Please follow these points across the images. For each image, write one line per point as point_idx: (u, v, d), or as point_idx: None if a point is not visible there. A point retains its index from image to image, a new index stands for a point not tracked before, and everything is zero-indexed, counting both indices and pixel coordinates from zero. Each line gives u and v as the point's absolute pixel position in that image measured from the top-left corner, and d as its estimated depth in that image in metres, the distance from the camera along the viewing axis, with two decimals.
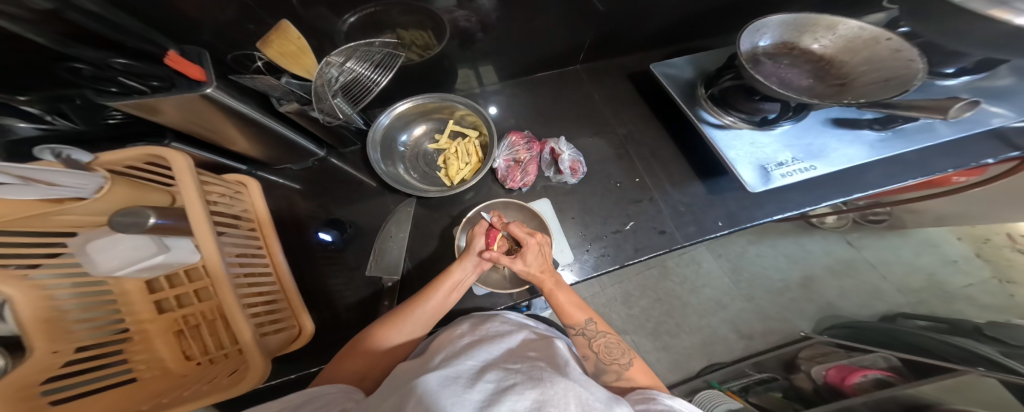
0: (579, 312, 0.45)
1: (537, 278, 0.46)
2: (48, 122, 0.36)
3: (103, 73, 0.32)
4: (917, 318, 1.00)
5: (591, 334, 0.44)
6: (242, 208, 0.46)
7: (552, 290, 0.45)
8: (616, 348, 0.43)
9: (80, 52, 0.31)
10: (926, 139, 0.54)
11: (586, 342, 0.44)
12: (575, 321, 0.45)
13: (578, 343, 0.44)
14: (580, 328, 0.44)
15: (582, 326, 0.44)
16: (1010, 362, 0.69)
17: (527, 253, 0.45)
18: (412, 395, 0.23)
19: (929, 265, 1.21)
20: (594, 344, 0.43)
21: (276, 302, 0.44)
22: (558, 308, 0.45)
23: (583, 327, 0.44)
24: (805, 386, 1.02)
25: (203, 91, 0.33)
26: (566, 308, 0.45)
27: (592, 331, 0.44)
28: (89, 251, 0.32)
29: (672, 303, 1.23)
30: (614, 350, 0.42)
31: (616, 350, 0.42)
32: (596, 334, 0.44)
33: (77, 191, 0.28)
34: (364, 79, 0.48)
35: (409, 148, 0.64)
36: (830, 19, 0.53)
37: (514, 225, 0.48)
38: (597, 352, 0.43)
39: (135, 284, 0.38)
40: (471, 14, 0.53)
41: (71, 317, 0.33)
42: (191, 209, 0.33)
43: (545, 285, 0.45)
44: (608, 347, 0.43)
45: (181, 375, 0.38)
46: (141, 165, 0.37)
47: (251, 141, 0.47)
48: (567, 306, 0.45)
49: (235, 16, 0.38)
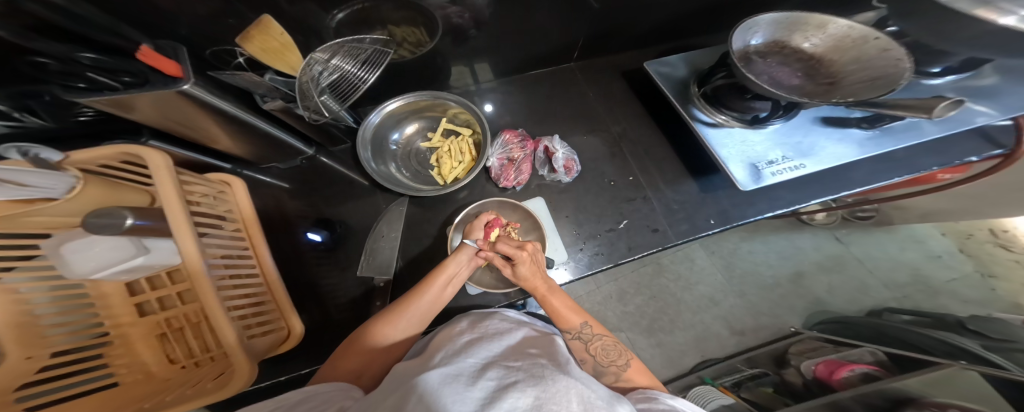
0: (574, 316, 0.45)
1: (531, 284, 0.45)
2: (16, 118, 0.34)
3: (68, 68, 0.30)
4: (902, 313, 1.03)
5: (587, 337, 0.44)
6: (226, 208, 0.45)
7: (546, 295, 0.45)
8: (613, 350, 0.43)
9: (45, 46, 0.29)
10: (913, 137, 0.55)
11: (583, 345, 0.44)
12: (570, 325, 0.44)
13: (575, 347, 0.44)
14: (577, 331, 0.44)
15: (578, 330, 0.44)
16: (992, 356, 0.71)
17: (519, 266, 0.44)
18: (413, 394, 0.22)
19: (913, 260, 1.25)
20: (591, 347, 0.43)
21: (263, 303, 0.44)
22: (554, 311, 0.45)
23: (579, 330, 0.44)
24: (795, 382, 1.04)
25: (180, 87, 0.32)
26: (559, 310, 0.45)
27: (589, 334, 0.44)
28: (63, 252, 0.30)
29: (665, 300, 1.24)
30: (610, 352, 0.42)
31: (613, 352, 0.42)
32: (592, 337, 0.44)
33: (47, 191, 0.27)
34: (350, 77, 0.47)
35: (401, 146, 0.63)
36: (820, 18, 0.53)
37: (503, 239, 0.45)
38: (594, 356, 0.43)
39: (115, 287, 0.36)
40: (464, 10, 0.52)
41: (45, 321, 0.31)
42: (169, 208, 0.32)
43: (542, 292, 0.45)
44: (604, 350, 0.43)
45: (164, 379, 0.37)
46: (117, 164, 0.36)
47: (235, 140, 0.46)
48: (562, 309, 0.45)
49: (216, 11, 0.37)
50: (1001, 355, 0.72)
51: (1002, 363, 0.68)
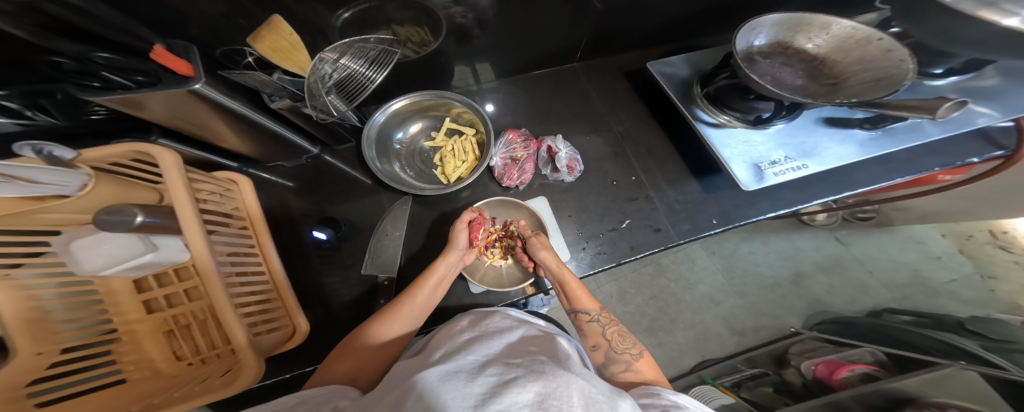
0: (591, 300, 0.46)
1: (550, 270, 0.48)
2: (27, 117, 0.35)
3: (84, 68, 0.30)
4: (902, 313, 1.03)
5: (604, 322, 0.45)
6: (233, 206, 0.45)
7: (567, 280, 0.47)
8: (628, 339, 0.43)
9: (61, 45, 0.29)
10: (915, 138, 0.55)
11: (599, 329, 0.45)
12: (589, 308, 0.46)
13: (591, 331, 0.45)
14: (595, 315, 0.46)
15: (596, 313, 0.46)
16: (991, 356, 0.71)
17: (537, 249, 0.49)
18: (413, 391, 0.23)
19: (913, 261, 1.25)
20: (607, 332, 0.44)
21: (269, 301, 0.44)
22: (572, 296, 0.47)
23: (598, 313, 0.46)
24: (795, 381, 1.05)
25: (189, 87, 0.32)
26: (577, 295, 0.46)
27: (605, 318, 0.46)
28: (71, 249, 0.31)
29: (666, 299, 1.24)
30: (626, 340, 0.43)
31: (627, 340, 0.43)
32: (609, 322, 0.45)
33: (58, 188, 0.27)
34: (358, 76, 0.48)
35: (405, 146, 0.64)
36: (824, 18, 0.54)
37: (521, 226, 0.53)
38: (610, 340, 0.43)
39: (122, 283, 0.36)
40: (468, 11, 0.52)
41: (55, 317, 0.32)
42: (178, 207, 0.33)
43: (564, 276, 0.46)
44: (620, 336, 0.43)
45: (171, 376, 0.37)
46: (126, 162, 0.36)
47: (242, 139, 0.46)
48: (581, 294, 0.47)
49: (225, 11, 0.37)
50: (1000, 356, 0.72)
51: (1002, 363, 0.68)
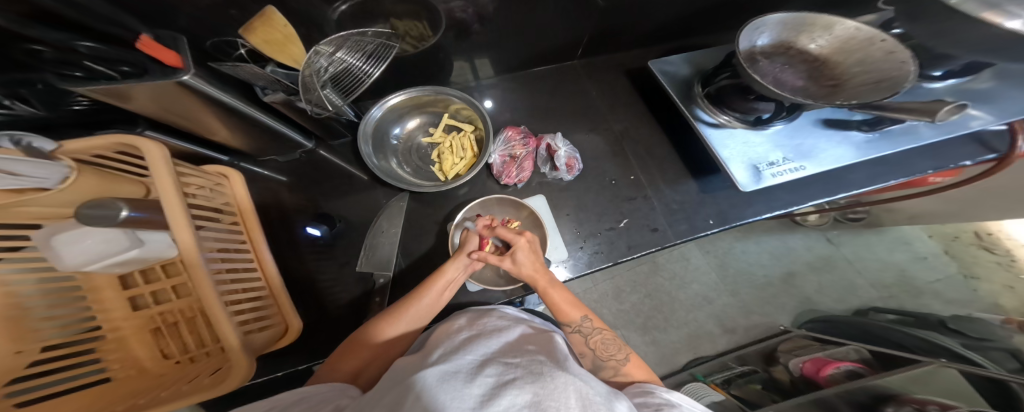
0: (574, 311, 0.45)
1: (530, 277, 0.46)
2: (6, 106, 0.33)
3: (66, 58, 0.29)
4: (887, 312, 1.05)
5: (587, 331, 0.44)
6: (224, 200, 0.44)
7: (546, 288, 0.45)
8: (612, 344, 0.43)
9: (39, 33, 0.27)
10: (910, 141, 0.55)
11: (582, 339, 0.44)
12: (570, 319, 0.45)
13: (574, 340, 0.45)
14: (576, 325, 0.45)
15: (577, 324, 0.45)
16: (969, 354, 0.73)
17: (517, 252, 0.45)
18: (410, 393, 0.22)
19: (901, 261, 1.28)
20: (591, 340, 0.44)
21: (261, 299, 0.43)
22: (555, 306, 0.45)
23: (580, 324, 0.44)
24: (783, 378, 1.06)
25: (180, 79, 0.31)
26: (560, 306, 0.45)
27: (589, 328, 0.44)
28: (54, 244, 0.29)
29: (660, 298, 1.26)
30: (610, 346, 0.43)
31: (612, 346, 0.42)
32: (591, 331, 0.44)
33: (39, 182, 0.26)
34: (354, 70, 0.47)
35: (403, 141, 0.63)
36: (827, 19, 0.54)
37: (502, 227, 0.48)
38: (594, 349, 0.43)
39: (107, 279, 0.35)
40: (467, 5, 0.51)
41: (36, 314, 0.30)
42: (166, 200, 0.32)
43: (541, 286, 0.45)
44: (604, 344, 0.43)
45: (158, 375, 0.36)
46: (111, 154, 0.35)
47: (233, 132, 0.44)
48: (564, 304, 0.45)
49: (217, 1, 0.36)
50: (979, 354, 0.74)
51: (979, 360, 0.70)
